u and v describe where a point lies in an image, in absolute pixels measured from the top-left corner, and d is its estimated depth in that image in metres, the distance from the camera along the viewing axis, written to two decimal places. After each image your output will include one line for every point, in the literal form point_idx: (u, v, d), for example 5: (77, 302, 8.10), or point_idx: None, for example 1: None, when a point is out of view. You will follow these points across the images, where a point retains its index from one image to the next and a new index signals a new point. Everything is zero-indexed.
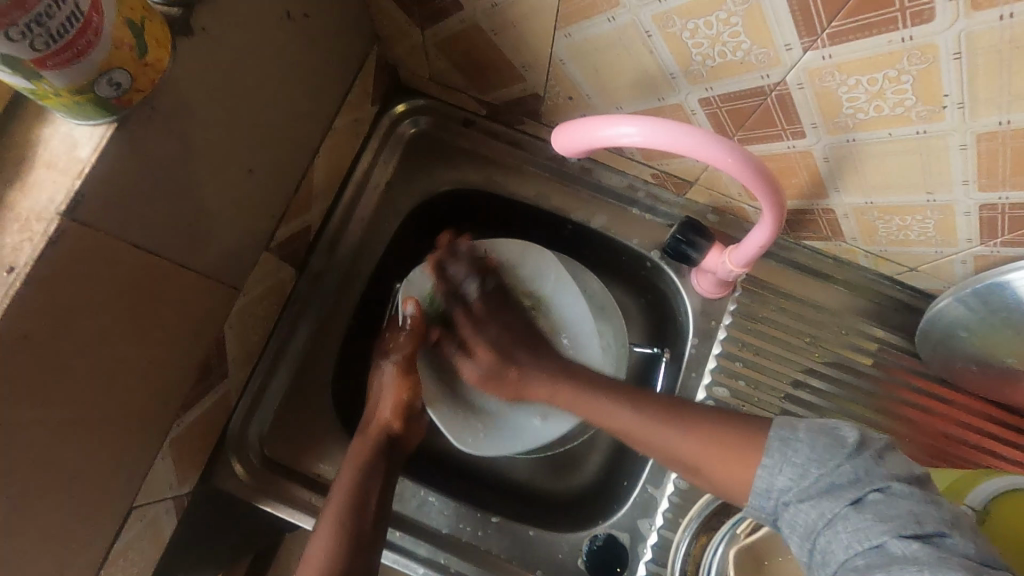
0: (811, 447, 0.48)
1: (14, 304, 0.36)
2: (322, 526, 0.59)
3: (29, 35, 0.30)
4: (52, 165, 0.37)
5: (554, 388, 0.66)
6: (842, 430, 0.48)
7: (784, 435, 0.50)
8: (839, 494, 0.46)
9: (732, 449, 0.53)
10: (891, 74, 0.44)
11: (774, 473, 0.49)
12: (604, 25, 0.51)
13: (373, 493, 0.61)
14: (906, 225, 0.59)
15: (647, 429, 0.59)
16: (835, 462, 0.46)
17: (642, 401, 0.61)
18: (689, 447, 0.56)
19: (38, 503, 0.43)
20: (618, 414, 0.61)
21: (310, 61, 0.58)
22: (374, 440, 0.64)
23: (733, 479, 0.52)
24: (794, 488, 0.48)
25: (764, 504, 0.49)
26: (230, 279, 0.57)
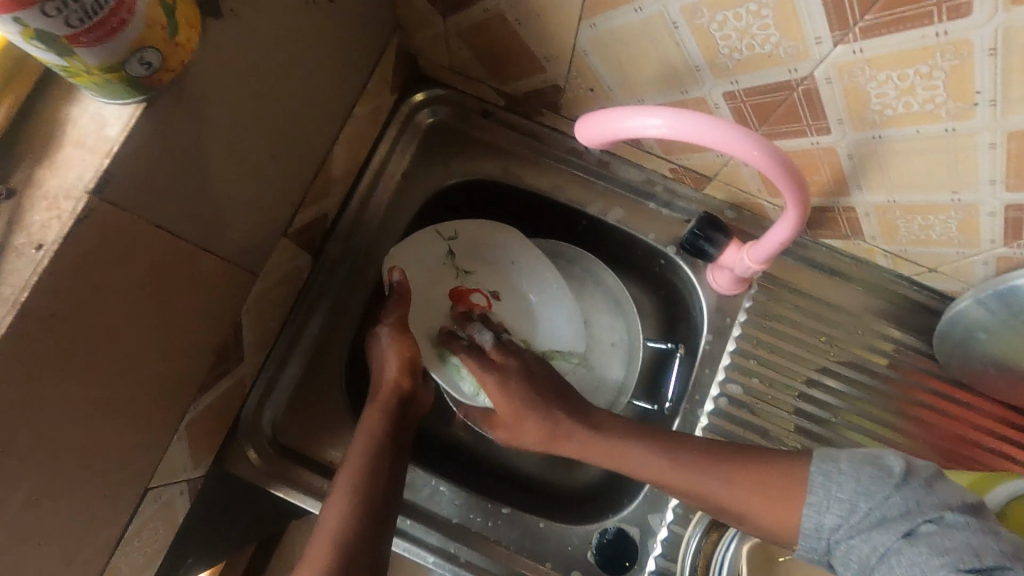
0: (857, 479, 0.50)
1: (42, 281, 0.36)
2: (336, 492, 0.58)
3: (65, 10, 0.30)
4: (80, 144, 0.37)
5: (595, 444, 0.63)
6: (889, 460, 0.50)
7: (827, 468, 0.52)
8: (891, 526, 0.47)
9: (776, 492, 0.54)
10: (923, 70, 0.43)
11: (821, 511, 0.51)
12: (631, 16, 0.51)
13: (385, 457, 0.61)
14: (928, 225, 0.59)
15: (669, 473, 0.59)
16: (883, 494, 0.49)
17: (677, 449, 0.60)
18: (730, 496, 0.57)
19: (60, 480, 0.43)
20: (658, 465, 0.60)
21: (333, 47, 0.57)
22: (387, 400, 0.64)
23: (775, 521, 0.54)
24: (842, 524, 0.50)
25: (816, 544, 0.51)
26: (249, 264, 0.57)
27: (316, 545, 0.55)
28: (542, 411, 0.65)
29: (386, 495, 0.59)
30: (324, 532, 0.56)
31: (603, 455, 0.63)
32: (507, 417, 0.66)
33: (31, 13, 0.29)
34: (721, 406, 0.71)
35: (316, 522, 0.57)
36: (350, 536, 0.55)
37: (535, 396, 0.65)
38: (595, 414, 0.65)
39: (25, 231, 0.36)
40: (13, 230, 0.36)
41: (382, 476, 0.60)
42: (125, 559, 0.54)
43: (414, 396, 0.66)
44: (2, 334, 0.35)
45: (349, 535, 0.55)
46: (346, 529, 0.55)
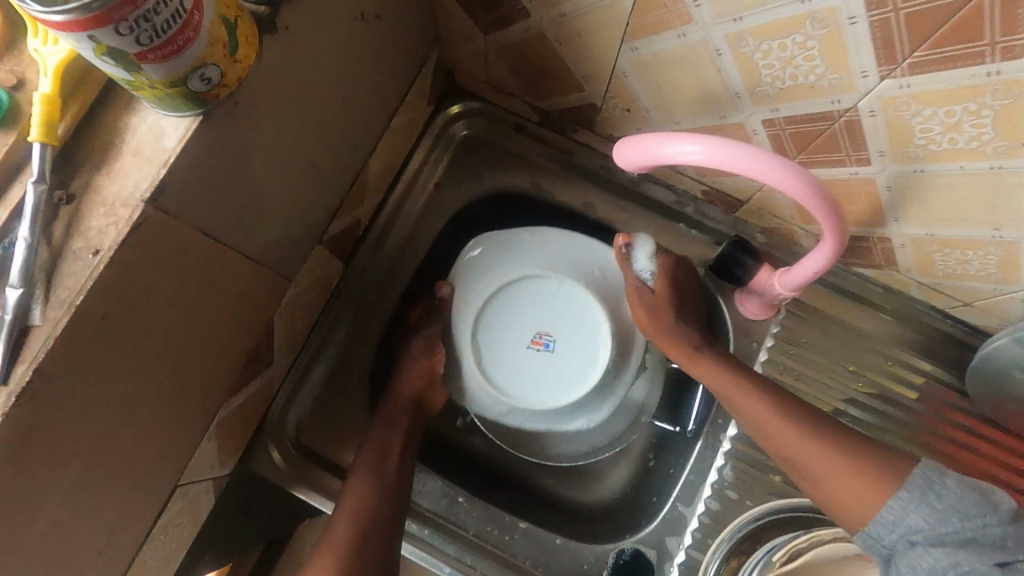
0: (961, 497, 0.46)
1: (97, 285, 0.37)
2: (354, 478, 0.62)
3: (136, 30, 0.31)
4: (138, 153, 0.38)
5: (708, 360, 0.64)
6: (999, 494, 0.45)
7: (931, 476, 0.48)
8: (983, 552, 0.44)
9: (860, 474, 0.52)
10: (971, 107, 0.43)
11: (905, 511, 0.48)
12: (673, 41, 0.51)
13: (394, 448, 0.65)
14: (966, 260, 0.58)
15: (741, 395, 0.61)
16: (983, 520, 0.44)
17: (777, 398, 0.60)
18: (815, 462, 0.55)
19: (100, 475, 0.45)
20: (756, 407, 0.60)
21: (375, 60, 0.58)
22: (401, 397, 0.67)
23: (848, 497, 0.52)
24: (924, 530, 0.46)
25: (882, 534, 0.49)
26: (285, 270, 0.58)
27: (339, 524, 0.60)
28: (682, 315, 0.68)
29: (394, 488, 0.62)
30: (338, 525, 0.60)
31: (712, 378, 0.64)
32: (657, 302, 0.67)
33: (105, 31, 0.30)
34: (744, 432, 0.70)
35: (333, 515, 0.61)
36: (368, 518, 0.60)
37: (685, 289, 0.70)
38: (712, 351, 0.65)
39: (83, 236, 0.37)
40: (71, 234, 0.37)
41: (390, 470, 0.63)
42: (153, 552, 0.56)
43: (425, 396, 0.69)
44: (57, 335, 0.36)
45: (359, 529, 0.59)
46: (358, 523, 0.59)
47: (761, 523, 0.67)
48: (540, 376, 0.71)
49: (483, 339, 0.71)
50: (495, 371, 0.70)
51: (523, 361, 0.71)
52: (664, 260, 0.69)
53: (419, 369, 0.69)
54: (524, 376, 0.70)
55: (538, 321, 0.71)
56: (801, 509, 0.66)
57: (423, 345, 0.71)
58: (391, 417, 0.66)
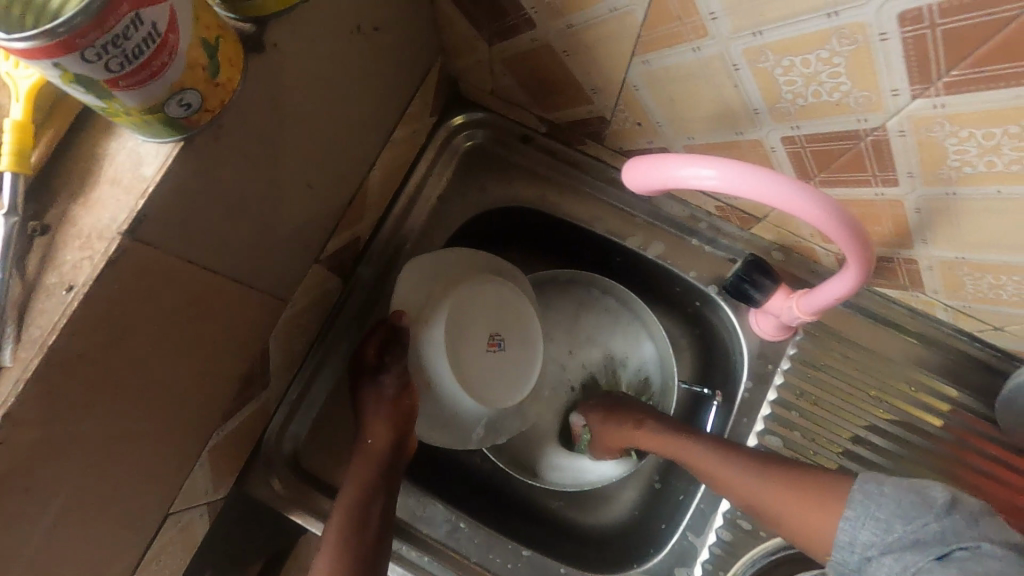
0: (897, 502, 0.48)
1: (70, 323, 0.35)
2: (324, 547, 0.57)
3: (105, 56, 0.29)
4: (116, 182, 0.36)
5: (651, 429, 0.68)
6: (932, 490, 0.48)
7: (869, 489, 0.50)
8: (925, 549, 0.46)
9: (810, 495, 0.54)
10: (1012, 130, 0.39)
11: (857, 526, 0.50)
12: (687, 55, 0.48)
13: (372, 508, 0.59)
14: (999, 284, 0.54)
15: (708, 459, 0.62)
16: (920, 519, 0.47)
17: (727, 451, 0.61)
18: (773, 501, 0.56)
19: (83, 512, 0.43)
20: (711, 464, 0.61)
21: (374, 73, 0.56)
22: (378, 456, 0.62)
23: (810, 525, 0.53)
24: (877, 542, 0.48)
25: (846, 558, 0.50)
26: (279, 292, 0.56)
27: None
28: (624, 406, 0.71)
29: (370, 560, 0.57)
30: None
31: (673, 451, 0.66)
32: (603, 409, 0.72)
33: (72, 58, 0.28)
34: None
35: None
36: None
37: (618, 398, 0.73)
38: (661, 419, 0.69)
39: (57, 271, 0.35)
40: (44, 268, 0.35)
41: (368, 540, 0.58)
42: None
43: (405, 440, 0.64)
44: (28, 377, 0.34)
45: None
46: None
47: (775, 558, 0.64)
48: (506, 375, 0.68)
49: (448, 360, 0.64)
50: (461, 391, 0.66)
51: (481, 366, 0.66)
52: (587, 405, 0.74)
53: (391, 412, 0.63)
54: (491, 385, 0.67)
55: (489, 322, 0.67)
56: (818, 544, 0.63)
57: (397, 382, 0.63)
58: (367, 482, 0.60)
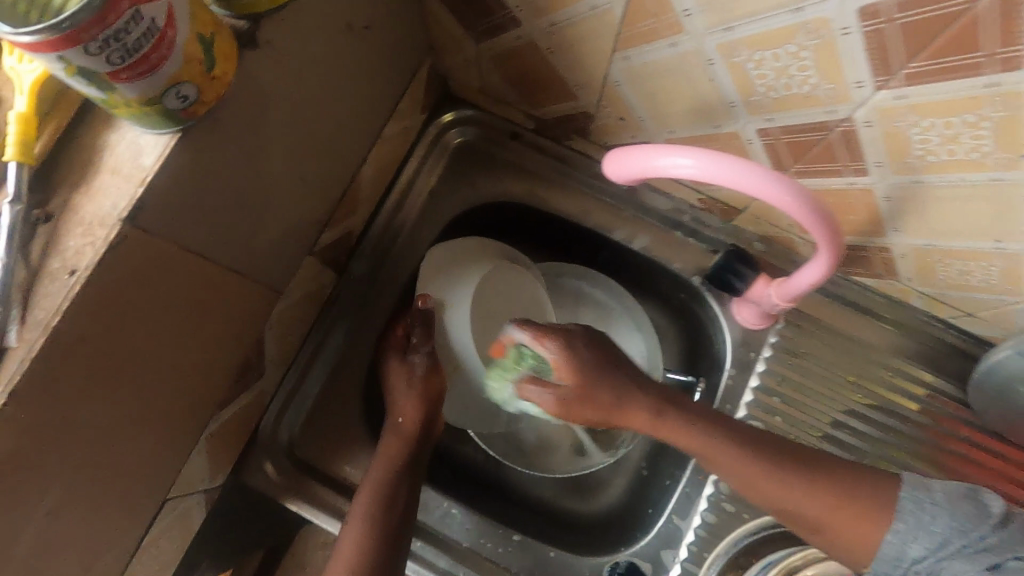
0: (952, 514, 0.47)
1: (74, 305, 0.36)
2: (351, 521, 0.59)
3: (107, 49, 0.31)
4: (116, 171, 0.38)
5: (665, 421, 0.56)
6: (988, 500, 0.48)
7: (919, 496, 0.49)
8: (976, 560, 0.46)
9: (855, 506, 0.50)
10: (970, 119, 0.42)
11: (907, 541, 0.48)
12: (665, 50, 0.50)
13: (400, 487, 0.61)
14: (969, 271, 0.56)
15: (718, 449, 0.54)
16: (975, 531, 0.46)
17: (748, 441, 0.54)
18: (805, 502, 0.52)
19: (84, 492, 0.45)
20: (735, 460, 0.53)
21: (364, 70, 0.58)
22: (410, 434, 0.64)
23: (851, 534, 0.50)
24: (929, 556, 0.48)
25: (888, 568, 0.50)
26: (274, 282, 0.57)
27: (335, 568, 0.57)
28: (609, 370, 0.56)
29: (395, 536, 0.59)
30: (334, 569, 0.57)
31: (682, 442, 0.55)
32: (584, 399, 0.55)
33: (74, 52, 0.30)
34: None
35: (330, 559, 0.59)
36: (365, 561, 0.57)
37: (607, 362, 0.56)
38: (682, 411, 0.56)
39: (60, 256, 0.37)
40: (48, 254, 0.37)
41: (395, 517, 0.60)
42: (142, 568, 0.55)
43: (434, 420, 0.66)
44: (32, 358, 0.35)
45: (355, 574, 0.56)
46: (353, 570, 0.56)
47: (758, 538, 0.65)
48: None
49: (476, 338, 0.66)
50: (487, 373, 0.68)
51: None
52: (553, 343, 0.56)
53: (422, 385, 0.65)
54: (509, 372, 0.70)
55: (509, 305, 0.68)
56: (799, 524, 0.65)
57: (427, 361, 0.66)
58: (399, 457, 0.63)
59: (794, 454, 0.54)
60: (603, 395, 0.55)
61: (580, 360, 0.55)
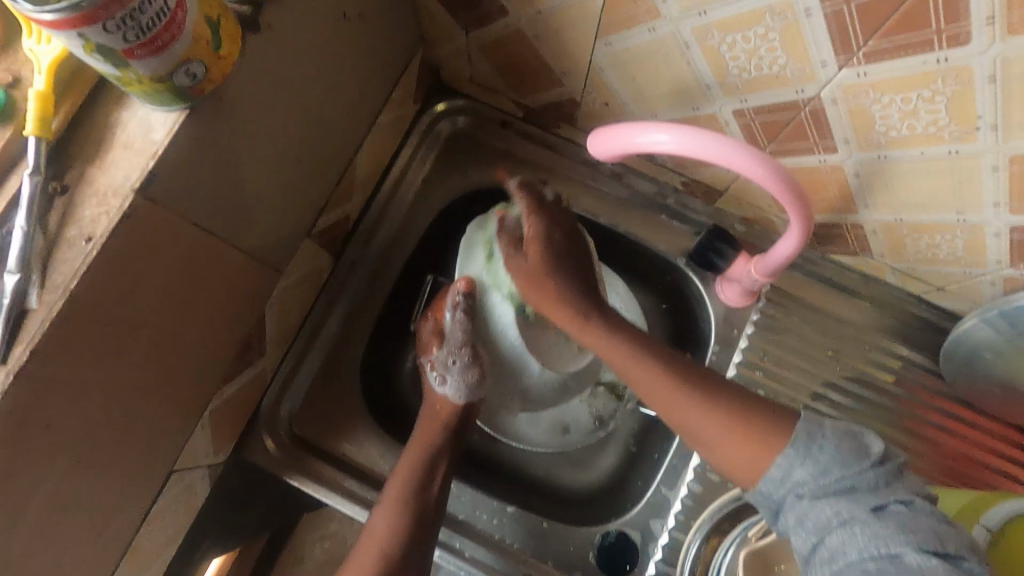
0: (837, 450, 0.48)
1: (91, 270, 0.39)
2: (384, 503, 0.61)
3: (123, 28, 0.33)
4: (128, 146, 0.40)
5: (592, 334, 0.59)
6: (868, 439, 0.49)
7: (811, 430, 0.49)
8: (861, 499, 0.46)
9: (754, 436, 0.52)
10: (926, 94, 0.45)
11: (793, 466, 0.49)
12: (644, 35, 0.53)
13: (438, 468, 0.64)
14: (935, 244, 0.59)
15: (634, 362, 0.58)
16: (858, 467, 0.47)
17: (665, 362, 0.58)
18: (701, 420, 0.55)
19: (96, 455, 0.47)
20: (642, 370, 0.57)
21: (360, 58, 0.61)
22: (447, 420, 0.67)
23: (744, 456, 0.52)
24: (810, 484, 0.48)
25: (772, 490, 0.50)
26: (274, 262, 0.60)
27: (365, 546, 0.59)
28: (583, 278, 0.62)
29: (426, 516, 0.61)
30: (366, 551, 0.58)
31: (606, 353, 0.59)
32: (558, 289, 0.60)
33: (94, 29, 0.32)
34: None
35: (358, 540, 0.60)
36: (399, 538, 0.59)
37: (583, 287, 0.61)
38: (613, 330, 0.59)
39: (76, 225, 0.39)
40: (65, 223, 0.40)
41: (430, 501, 0.62)
42: (149, 538, 0.57)
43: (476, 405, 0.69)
44: (53, 319, 0.38)
45: (390, 552, 0.58)
46: (388, 546, 0.58)
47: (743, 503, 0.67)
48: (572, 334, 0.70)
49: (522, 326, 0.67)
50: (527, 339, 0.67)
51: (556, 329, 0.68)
52: (539, 226, 0.62)
53: (470, 382, 0.68)
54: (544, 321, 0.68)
55: None
56: None
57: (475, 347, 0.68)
58: (433, 440, 0.65)
59: (711, 384, 0.56)
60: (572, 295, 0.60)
61: (563, 268, 0.61)
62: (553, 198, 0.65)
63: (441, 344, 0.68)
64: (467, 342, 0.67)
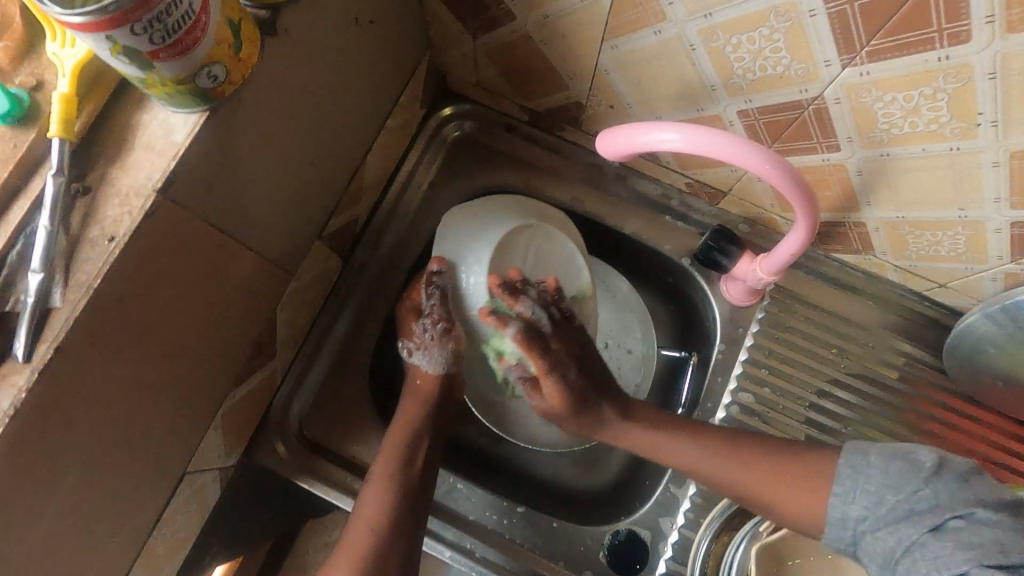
0: (885, 472, 0.49)
1: (113, 268, 0.40)
2: (373, 483, 0.62)
3: (150, 30, 0.34)
4: (149, 147, 0.41)
5: (607, 427, 0.67)
6: (920, 454, 0.49)
7: (856, 462, 0.51)
8: (918, 521, 0.46)
9: (792, 478, 0.56)
10: (927, 91, 0.46)
11: (847, 502, 0.51)
12: (650, 38, 0.54)
13: (422, 447, 0.65)
14: (937, 241, 0.60)
15: (654, 442, 0.64)
16: (911, 487, 0.47)
17: (681, 434, 0.63)
18: (750, 479, 0.58)
19: (114, 455, 0.47)
20: (663, 450, 0.64)
21: (369, 62, 0.62)
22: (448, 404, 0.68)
23: (792, 501, 0.55)
24: (870, 516, 0.49)
25: (838, 534, 0.51)
26: (286, 264, 0.60)
27: (355, 530, 0.59)
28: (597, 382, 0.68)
29: (414, 496, 0.61)
30: (356, 532, 0.59)
31: (633, 442, 0.66)
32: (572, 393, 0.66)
33: (121, 31, 0.33)
34: (732, 415, 0.72)
35: (347, 521, 0.60)
36: (388, 521, 0.59)
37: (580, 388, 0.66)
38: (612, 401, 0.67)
39: (99, 225, 0.40)
40: (87, 224, 0.40)
41: (416, 478, 0.62)
42: (161, 540, 0.57)
43: (455, 377, 0.70)
44: (76, 316, 0.39)
45: (380, 536, 0.58)
46: (377, 531, 0.58)
47: None
48: None
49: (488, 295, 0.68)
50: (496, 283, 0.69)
51: None
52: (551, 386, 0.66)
53: (448, 355, 0.70)
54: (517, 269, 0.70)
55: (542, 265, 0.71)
56: None
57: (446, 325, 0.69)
58: (414, 424, 0.66)
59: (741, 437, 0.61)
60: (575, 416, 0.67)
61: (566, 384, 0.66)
62: (547, 313, 0.68)
63: (417, 318, 0.69)
64: (442, 319, 0.68)
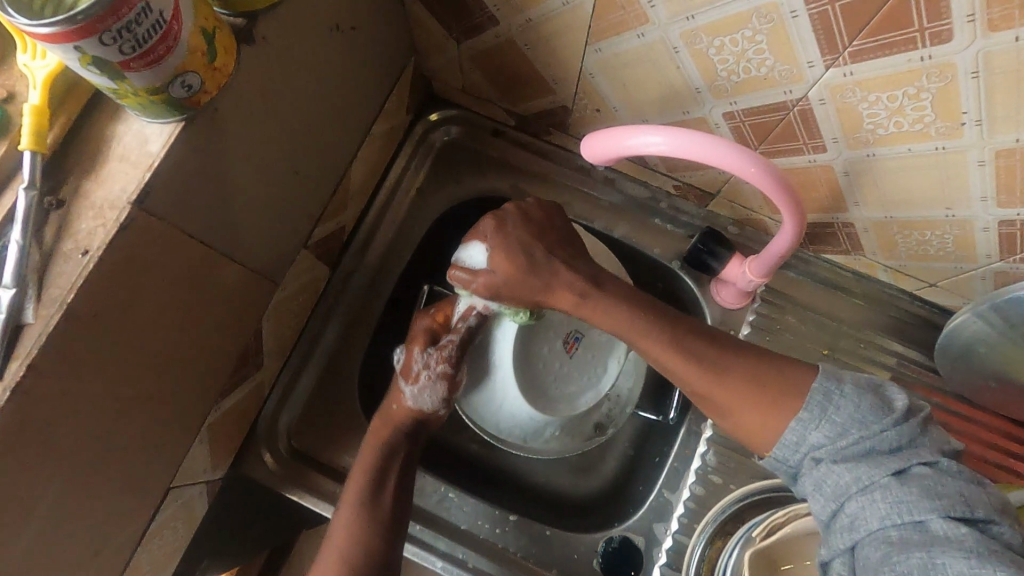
0: (856, 407, 0.47)
1: (87, 282, 0.39)
2: (344, 504, 0.58)
3: (120, 40, 0.33)
4: (125, 158, 0.41)
5: (603, 301, 0.57)
6: (889, 398, 0.47)
7: (829, 388, 0.48)
8: (881, 462, 0.45)
9: (764, 398, 0.50)
10: (911, 91, 0.46)
11: (809, 428, 0.47)
12: (633, 41, 0.54)
13: (392, 470, 0.61)
14: (925, 240, 0.60)
15: (646, 332, 0.55)
16: (878, 426, 0.45)
17: (642, 307, 0.57)
18: (721, 392, 0.53)
19: (93, 474, 0.46)
20: (630, 321, 0.56)
21: (352, 68, 0.61)
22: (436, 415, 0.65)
23: (758, 427, 0.51)
24: (828, 446, 0.46)
25: (788, 455, 0.48)
26: (270, 274, 0.60)
27: (328, 556, 0.55)
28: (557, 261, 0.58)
29: (391, 524, 0.58)
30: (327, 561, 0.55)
31: (620, 325, 0.56)
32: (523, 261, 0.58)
33: (90, 42, 0.33)
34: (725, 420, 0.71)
35: (322, 541, 0.57)
36: (361, 543, 0.56)
37: (525, 244, 0.59)
38: (574, 274, 0.58)
39: (73, 238, 0.40)
40: (61, 237, 0.40)
41: (386, 500, 0.59)
42: (146, 557, 0.56)
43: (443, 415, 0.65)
44: (49, 333, 0.38)
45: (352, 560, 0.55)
46: (349, 553, 0.55)
47: (741, 505, 0.67)
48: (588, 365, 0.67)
49: (530, 387, 0.64)
50: (527, 379, 0.64)
51: (568, 368, 0.66)
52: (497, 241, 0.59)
53: (444, 396, 0.64)
54: (539, 339, 0.64)
55: (554, 332, 0.65)
56: (783, 490, 0.67)
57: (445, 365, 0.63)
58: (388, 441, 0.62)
59: (724, 344, 0.55)
60: (529, 283, 0.58)
61: (512, 239, 0.59)
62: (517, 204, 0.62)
63: (424, 346, 0.64)
64: (450, 360, 0.63)
